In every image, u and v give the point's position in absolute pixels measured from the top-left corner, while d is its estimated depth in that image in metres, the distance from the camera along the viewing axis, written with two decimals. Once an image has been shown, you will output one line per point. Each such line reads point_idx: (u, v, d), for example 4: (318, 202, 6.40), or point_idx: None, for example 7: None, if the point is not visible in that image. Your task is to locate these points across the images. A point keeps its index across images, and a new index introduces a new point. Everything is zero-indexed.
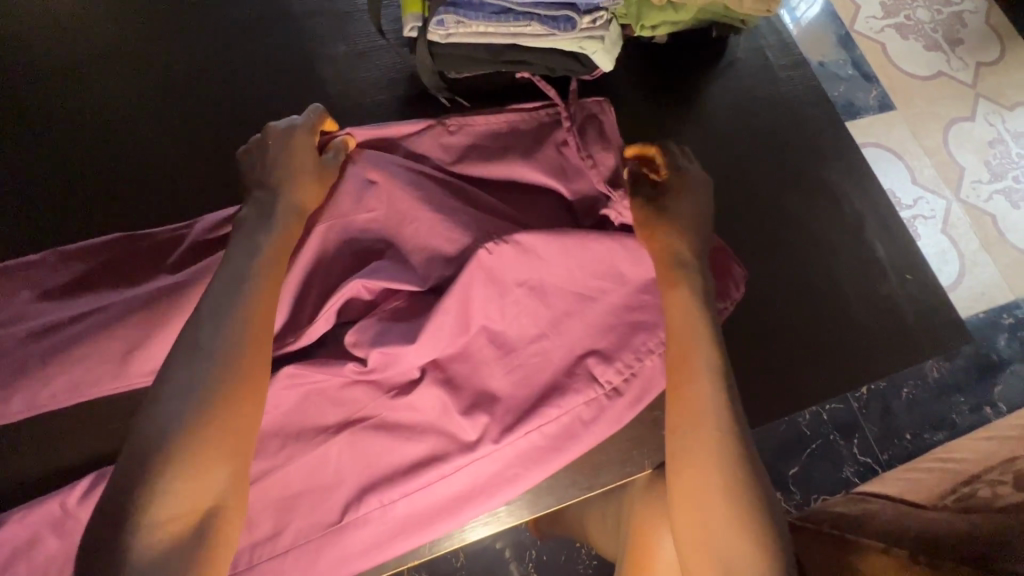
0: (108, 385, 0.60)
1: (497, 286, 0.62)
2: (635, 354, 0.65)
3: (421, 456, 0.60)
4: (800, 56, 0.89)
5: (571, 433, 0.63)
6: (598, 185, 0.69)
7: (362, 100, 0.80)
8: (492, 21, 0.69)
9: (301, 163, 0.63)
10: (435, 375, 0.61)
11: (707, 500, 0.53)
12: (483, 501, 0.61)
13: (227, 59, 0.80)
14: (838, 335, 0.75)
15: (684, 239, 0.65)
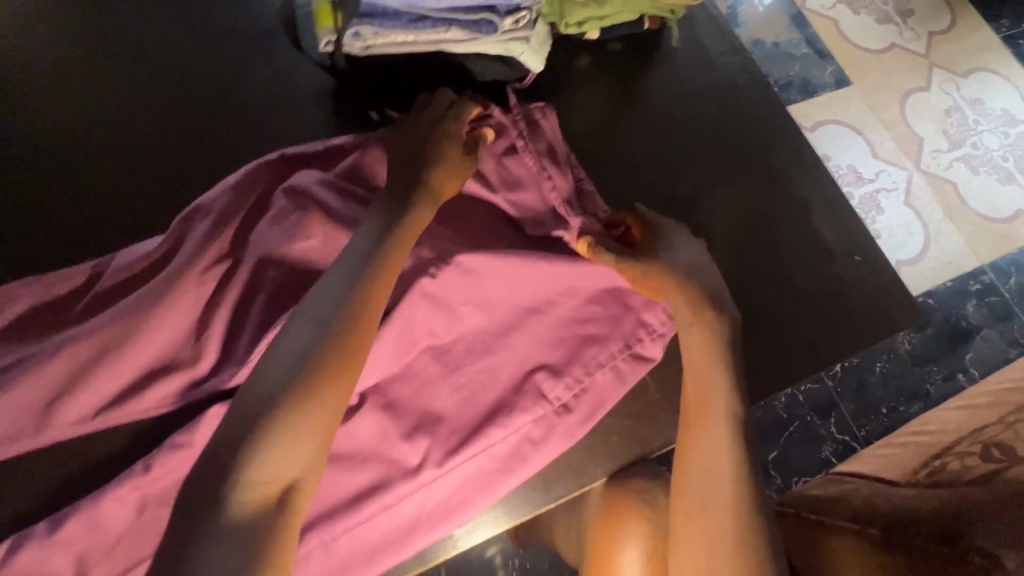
0: (31, 440, 0.57)
1: (432, 304, 0.60)
2: (585, 368, 0.64)
3: (364, 485, 0.58)
4: (738, 41, 0.87)
5: (523, 450, 0.62)
6: (558, 207, 0.68)
7: (293, 119, 0.77)
8: (409, 30, 0.68)
9: (446, 150, 0.65)
10: (375, 401, 0.59)
11: (712, 536, 0.53)
12: (431, 530, 0.60)
13: (144, 89, 0.76)
14: (793, 323, 0.74)
15: (689, 286, 0.64)
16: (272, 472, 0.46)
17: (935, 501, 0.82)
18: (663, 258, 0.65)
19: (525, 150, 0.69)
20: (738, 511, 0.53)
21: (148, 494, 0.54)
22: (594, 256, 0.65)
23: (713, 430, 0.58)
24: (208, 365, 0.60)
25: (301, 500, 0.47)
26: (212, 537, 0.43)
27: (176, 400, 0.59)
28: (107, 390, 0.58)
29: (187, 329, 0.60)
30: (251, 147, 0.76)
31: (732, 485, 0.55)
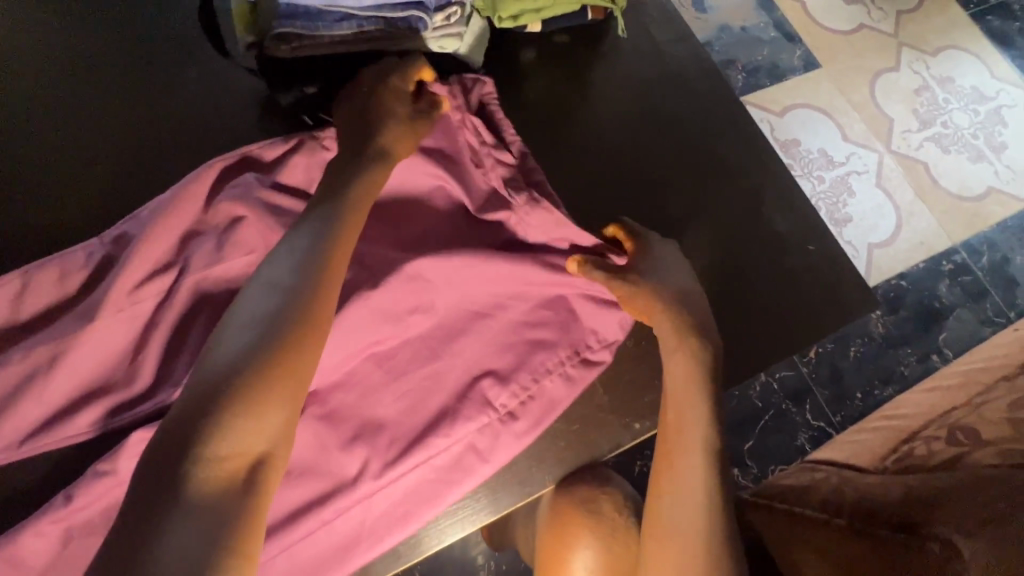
0: None
1: (368, 316, 0.58)
2: (532, 375, 0.62)
3: (300, 506, 0.56)
4: (685, 28, 0.85)
5: (465, 460, 0.60)
6: (501, 189, 0.64)
7: (222, 120, 0.73)
8: (337, 30, 0.65)
9: (393, 107, 0.63)
10: (312, 416, 0.57)
11: (685, 561, 0.55)
12: (373, 545, 0.58)
13: (59, 94, 0.71)
14: (746, 315, 0.73)
15: (680, 312, 0.64)
16: (237, 445, 0.44)
17: (892, 490, 0.80)
18: (657, 280, 0.64)
19: (463, 124, 0.65)
20: (706, 532, 0.56)
21: (70, 525, 0.51)
22: (585, 275, 0.62)
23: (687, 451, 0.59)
24: (146, 383, 0.56)
25: (270, 473, 0.45)
26: (175, 514, 0.40)
27: (114, 421, 0.55)
28: (38, 413, 0.54)
29: (119, 350, 0.56)
30: (178, 153, 0.71)
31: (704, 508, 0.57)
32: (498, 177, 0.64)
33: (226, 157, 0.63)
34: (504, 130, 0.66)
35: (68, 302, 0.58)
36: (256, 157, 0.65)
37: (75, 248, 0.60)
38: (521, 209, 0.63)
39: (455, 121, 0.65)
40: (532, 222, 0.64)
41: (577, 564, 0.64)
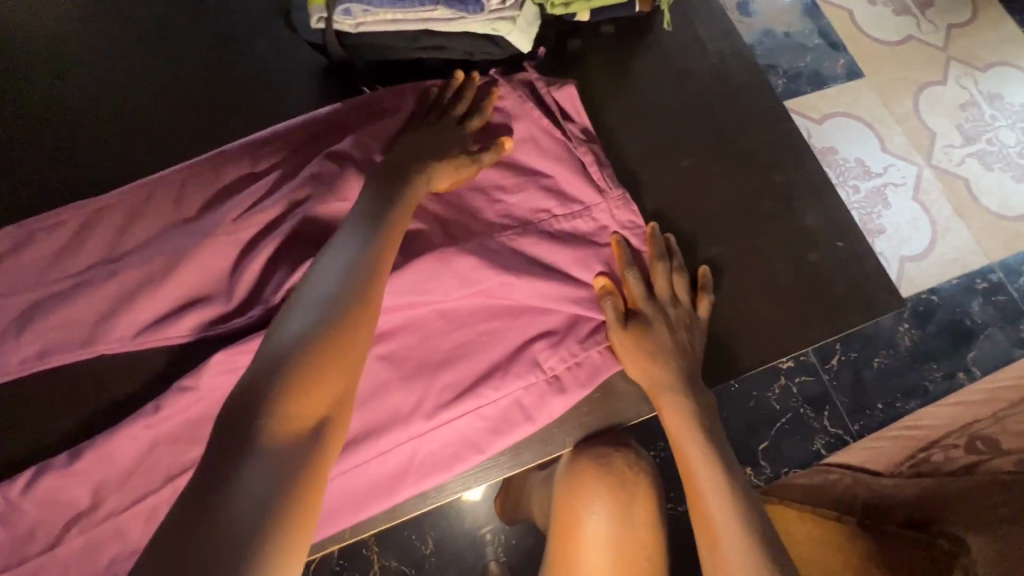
0: (77, 352, 0.61)
1: (434, 263, 0.62)
2: (580, 343, 0.65)
3: (357, 433, 0.60)
4: (731, 27, 0.87)
5: (512, 415, 0.63)
6: (599, 180, 0.71)
7: (295, 86, 0.79)
8: (399, 8, 0.69)
9: (447, 152, 0.66)
10: (373, 351, 0.62)
11: (715, 521, 0.60)
12: (419, 477, 0.61)
13: (153, 54, 0.78)
14: (773, 303, 0.74)
15: (668, 377, 0.64)
16: (298, 415, 0.44)
17: (912, 490, 0.82)
18: (649, 348, 0.64)
19: (553, 126, 0.73)
20: (721, 489, 0.61)
21: (159, 432, 0.56)
22: (601, 301, 0.65)
23: (698, 473, 0.63)
24: (239, 301, 0.64)
25: (332, 434, 0.46)
26: (249, 462, 0.41)
27: (211, 330, 0.63)
28: (137, 321, 0.62)
29: (207, 274, 0.64)
30: (254, 116, 0.78)
31: (730, 515, 0.59)
32: (596, 168, 0.72)
33: (332, 116, 0.72)
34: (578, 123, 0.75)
35: (159, 229, 0.66)
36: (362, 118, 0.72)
37: (183, 165, 0.70)
38: (613, 200, 0.70)
39: (549, 105, 0.74)
40: (621, 215, 0.70)
41: (592, 522, 0.62)
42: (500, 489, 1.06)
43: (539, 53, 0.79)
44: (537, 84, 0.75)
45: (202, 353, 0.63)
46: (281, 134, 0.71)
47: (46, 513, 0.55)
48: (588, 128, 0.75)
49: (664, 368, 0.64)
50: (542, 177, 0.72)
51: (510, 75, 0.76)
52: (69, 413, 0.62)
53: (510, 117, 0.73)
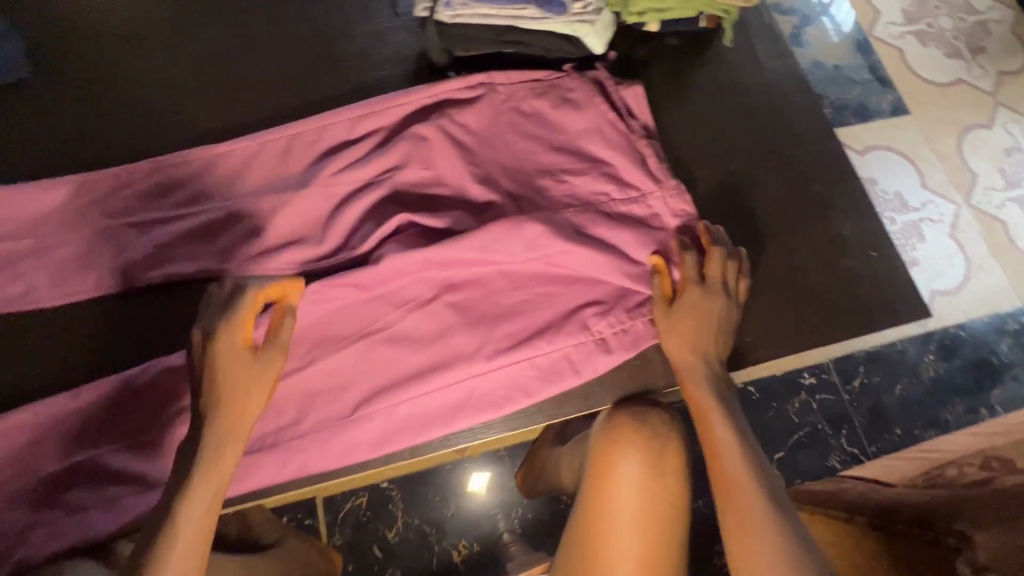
0: (193, 273, 0.71)
1: (507, 229, 0.71)
2: (626, 312, 0.73)
3: (425, 366, 0.70)
4: (786, 48, 0.94)
5: (559, 368, 0.71)
6: (656, 172, 0.79)
7: (383, 53, 0.86)
8: (493, 4, 0.78)
9: (232, 387, 0.60)
10: (445, 299, 0.72)
11: (733, 479, 0.63)
12: (472, 411, 0.69)
13: (263, 18, 0.87)
14: (806, 300, 0.80)
15: (699, 353, 0.71)
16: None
17: (925, 496, 0.85)
18: (688, 326, 0.71)
19: (619, 119, 0.81)
20: (735, 449, 0.65)
21: None
22: (652, 277, 0.73)
23: (716, 432, 0.67)
24: (328, 246, 0.73)
25: None
26: None
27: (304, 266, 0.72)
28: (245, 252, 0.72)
29: (306, 218, 0.74)
30: (344, 78, 0.85)
31: (743, 469, 0.64)
32: (654, 161, 0.80)
33: (425, 93, 0.81)
34: (642, 120, 0.83)
35: (265, 176, 0.76)
36: (450, 99, 0.82)
37: (293, 123, 0.79)
38: (668, 190, 0.78)
39: (617, 102, 0.83)
40: (673, 205, 0.78)
41: (623, 470, 0.65)
42: (524, 462, 1.14)
43: (610, 57, 0.87)
44: (608, 84, 0.84)
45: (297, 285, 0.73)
46: (377, 102, 0.80)
47: (161, 400, 0.65)
48: (651, 125, 0.83)
49: (698, 344, 0.71)
50: (604, 166, 0.80)
51: (582, 73, 0.85)
52: (182, 324, 0.71)
53: (579, 110, 0.82)
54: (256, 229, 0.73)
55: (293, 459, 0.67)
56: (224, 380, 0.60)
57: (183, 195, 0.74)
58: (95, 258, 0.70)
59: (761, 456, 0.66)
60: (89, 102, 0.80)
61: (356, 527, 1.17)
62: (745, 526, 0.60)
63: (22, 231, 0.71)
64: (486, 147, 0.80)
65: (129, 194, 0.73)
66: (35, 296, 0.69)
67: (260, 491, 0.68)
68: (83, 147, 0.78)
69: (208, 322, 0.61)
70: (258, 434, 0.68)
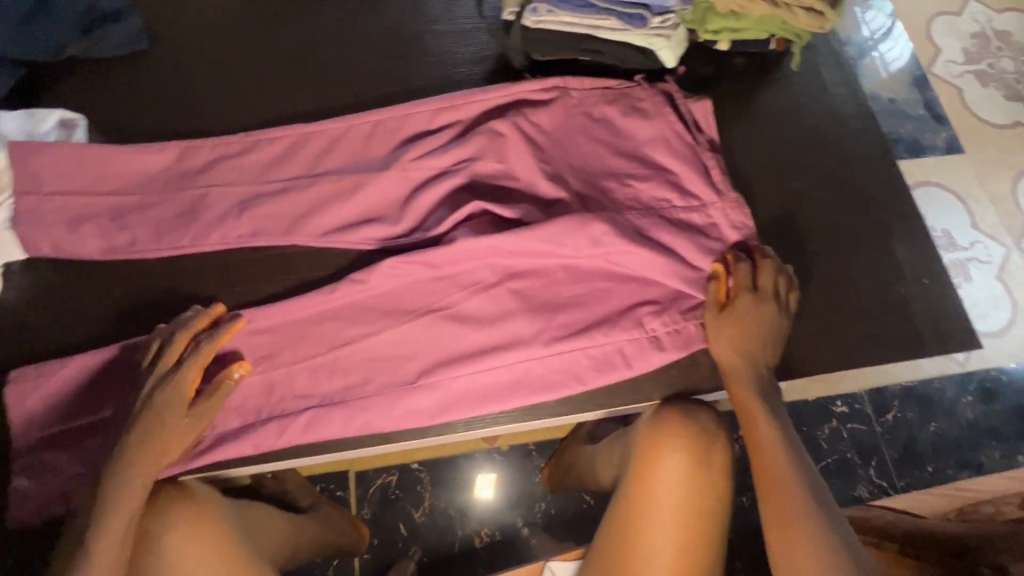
0: (279, 240, 0.77)
1: (574, 224, 0.75)
2: (680, 314, 0.76)
3: (486, 345, 0.74)
4: (852, 76, 0.96)
5: (611, 360, 0.74)
6: (718, 184, 0.82)
7: (465, 53, 0.91)
8: (577, 13, 0.82)
9: (166, 430, 0.65)
10: (509, 285, 0.76)
11: (776, 477, 0.66)
12: (527, 391, 0.73)
13: (356, 12, 0.93)
14: (858, 320, 0.81)
15: (747, 359, 0.73)
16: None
17: (960, 530, 0.86)
18: (738, 331, 0.74)
19: (686, 131, 0.85)
20: (779, 449, 0.68)
21: (329, 308, 0.74)
22: (705, 284, 0.76)
23: (758, 430, 0.69)
24: (403, 226, 0.78)
25: None
26: None
27: (379, 241, 0.78)
28: (326, 223, 0.77)
29: (384, 199, 0.79)
30: (427, 73, 0.90)
31: (786, 465, 0.66)
32: (717, 173, 0.83)
33: (503, 91, 0.85)
34: (707, 133, 0.86)
35: (349, 157, 0.82)
36: (526, 98, 0.86)
37: (379, 110, 0.84)
38: (728, 202, 0.81)
39: (684, 114, 0.86)
40: (732, 216, 0.81)
41: (668, 461, 0.67)
42: (553, 458, 1.17)
43: (679, 71, 0.91)
44: (676, 96, 0.87)
45: (372, 259, 0.78)
46: (457, 96, 0.85)
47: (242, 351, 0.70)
48: (715, 139, 0.86)
49: (747, 348, 0.73)
50: (667, 174, 0.83)
51: (652, 84, 0.89)
52: (265, 286, 0.77)
53: (647, 120, 0.85)
54: (338, 204, 0.78)
55: (358, 418, 0.72)
56: (159, 421, 0.65)
57: (275, 168, 0.80)
58: (191, 217, 0.76)
59: (804, 456, 0.68)
60: (193, 76, 0.87)
61: (384, 504, 1.20)
62: (785, 521, 0.63)
63: (130, 188, 0.77)
64: (556, 147, 0.84)
65: (227, 162, 0.79)
66: (137, 246, 0.75)
67: (324, 445, 0.73)
68: (187, 116, 0.84)
69: (154, 365, 0.67)
70: (327, 392, 0.72)
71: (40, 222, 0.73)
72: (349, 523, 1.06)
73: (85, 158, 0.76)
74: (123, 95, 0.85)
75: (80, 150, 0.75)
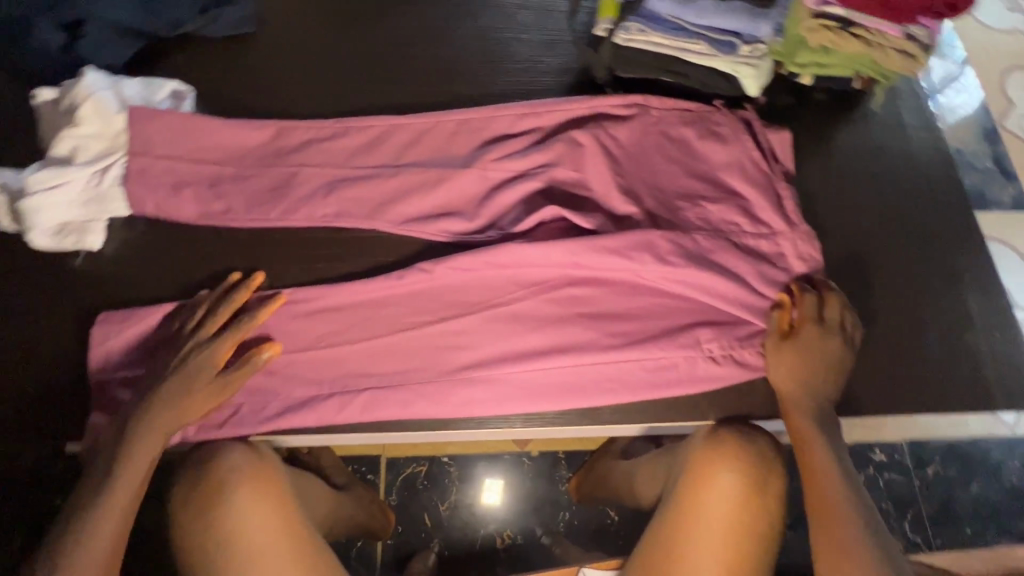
0: (359, 223, 0.80)
1: (644, 238, 0.76)
2: (741, 339, 0.76)
3: (546, 346, 0.74)
4: (934, 122, 0.96)
5: (668, 376, 0.75)
6: (790, 215, 0.83)
7: (550, 64, 0.95)
8: (668, 35, 0.84)
9: (193, 391, 0.67)
10: (573, 290, 0.76)
11: (827, 510, 0.66)
12: (585, 395, 0.73)
13: (449, 15, 0.97)
14: (921, 365, 0.80)
15: (806, 391, 0.73)
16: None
17: None
18: (800, 363, 0.73)
19: (762, 159, 0.85)
20: (834, 482, 0.67)
21: (395, 292, 0.75)
22: (768, 313, 0.76)
23: (816, 463, 0.69)
24: (478, 223, 0.80)
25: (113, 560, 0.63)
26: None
27: (453, 234, 0.80)
28: (405, 212, 0.81)
29: (461, 194, 0.82)
30: (512, 79, 0.93)
31: (839, 498, 0.66)
32: (789, 204, 0.84)
33: (585, 104, 0.88)
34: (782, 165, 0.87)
35: (431, 151, 0.85)
36: (607, 112, 0.88)
37: (464, 109, 0.88)
38: (798, 234, 0.82)
39: (762, 142, 0.87)
40: (800, 249, 0.81)
41: (721, 481, 0.68)
42: (581, 470, 1.15)
43: (759, 100, 0.92)
44: (754, 124, 0.88)
45: (444, 251, 0.81)
46: (540, 104, 0.88)
47: (314, 323, 0.73)
48: (789, 171, 0.87)
49: (808, 380, 0.73)
50: (738, 199, 0.84)
51: (730, 110, 0.90)
52: (341, 265, 0.80)
53: (724, 144, 0.86)
54: (417, 195, 0.81)
55: (414, 402, 0.72)
56: (189, 381, 0.67)
57: (362, 155, 0.83)
58: (280, 192, 0.80)
59: (859, 491, 0.67)
60: (293, 62, 0.92)
61: (410, 492, 1.18)
62: (834, 554, 0.63)
63: (227, 159, 0.81)
64: (630, 161, 0.86)
65: (318, 145, 0.83)
66: (229, 214, 0.79)
67: (378, 426, 0.73)
68: (284, 99, 0.89)
69: (195, 326, 0.70)
70: (385, 373, 0.73)
71: (146, 183, 0.78)
72: (380, 506, 1.09)
73: (190, 127, 0.80)
74: (228, 73, 0.90)
75: (189, 120, 0.80)
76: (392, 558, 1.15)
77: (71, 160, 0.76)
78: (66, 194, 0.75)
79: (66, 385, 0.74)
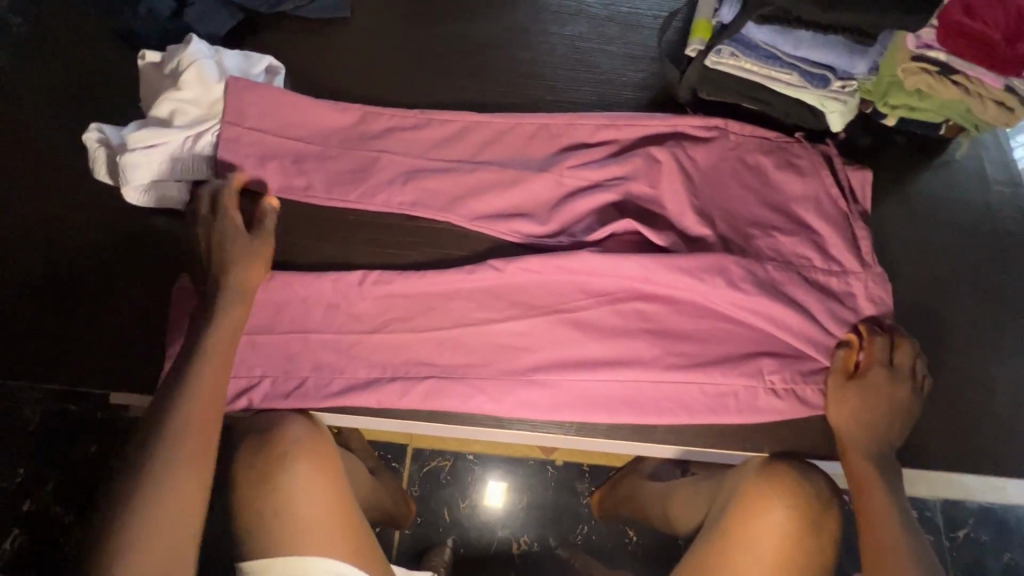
0: (433, 213, 0.81)
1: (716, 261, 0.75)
2: (803, 374, 0.75)
3: (606, 357, 0.75)
4: (1019, 177, 0.94)
5: (726, 402, 0.74)
6: (864, 255, 0.82)
7: (631, 78, 0.95)
8: (759, 62, 0.83)
9: (237, 257, 0.71)
10: (639, 304, 0.77)
11: (888, 557, 0.64)
12: (642, 410, 0.73)
13: (537, 20, 0.98)
14: (984, 423, 0.79)
15: (868, 433, 0.72)
16: (167, 539, 0.57)
17: None
18: (862, 404, 0.72)
19: (840, 197, 0.84)
20: (895, 529, 0.65)
21: (464, 286, 0.76)
22: (833, 351, 0.75)
23: (872, 506, 0.68)
24: (549, 227, 0.81)
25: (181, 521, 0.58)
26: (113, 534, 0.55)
27: (523, 235, 0.81)
28: (478, 208, 0.81)
29: (534, 197, 0.83)
30: (593, 89, 0.94)
31: (901, 545, 0.64)
32: (865, 244, 0.82)
33: (666, 121, 0.87)
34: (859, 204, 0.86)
35: (509, 151, 0.86)
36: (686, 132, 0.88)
37: (545, 114, 0.88)
38: (871, 275, 0.81)
39: (842, 180, 0.86)
40: (872, 290, 0.80)
41: (774, 515, 0.67)
42: (601, 491, 1.11)
43: (840, 137, 0.91)
44: (835, 160, 0.87)
45: (511, 251, 0.82)
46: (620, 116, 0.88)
47: (383, 306, 0.75)
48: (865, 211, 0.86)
49: (872, 422, 0.72)
50: (812, 234, 0.83)
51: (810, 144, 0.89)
52: (412, 253, 0.81)
53: (802, 177, 0.85)
54: (492, 193, 0.82)
55: (473, 396, 0.73)
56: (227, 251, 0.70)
57: (441, 148, 0.85)
58: (359, 175, 0.82)
59: (919, 540, 0.65)
60: (381, 50, 0.94)
61: (433, 485, 1.17)
62: None
63: (312, 138, 0.83)
64: (706, 182, 0.85)
65: (400, 133, 0.85)
66: (310, 191, 0.81)
67: (435, 414, 0.74)
68: (370, 85, 0.91)
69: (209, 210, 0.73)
70: (447, 364, 0.74)
71: (235, 151, 0.80)
72: (403, 496, 1.08)
73: (281, 103, 0.83)
74: (318, 55, 0.92)
75: (281, 96, 0.82)
76: (408, 548, 1.14)
77: (170, 122, 0.78)
78: (163, 154, 0.77)
79: (151, 340, 0.78)
